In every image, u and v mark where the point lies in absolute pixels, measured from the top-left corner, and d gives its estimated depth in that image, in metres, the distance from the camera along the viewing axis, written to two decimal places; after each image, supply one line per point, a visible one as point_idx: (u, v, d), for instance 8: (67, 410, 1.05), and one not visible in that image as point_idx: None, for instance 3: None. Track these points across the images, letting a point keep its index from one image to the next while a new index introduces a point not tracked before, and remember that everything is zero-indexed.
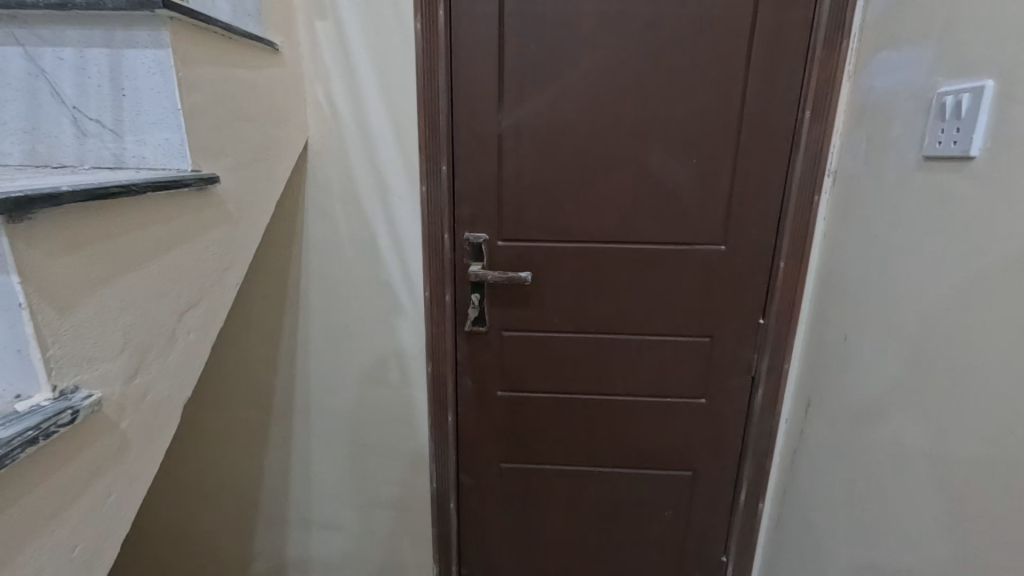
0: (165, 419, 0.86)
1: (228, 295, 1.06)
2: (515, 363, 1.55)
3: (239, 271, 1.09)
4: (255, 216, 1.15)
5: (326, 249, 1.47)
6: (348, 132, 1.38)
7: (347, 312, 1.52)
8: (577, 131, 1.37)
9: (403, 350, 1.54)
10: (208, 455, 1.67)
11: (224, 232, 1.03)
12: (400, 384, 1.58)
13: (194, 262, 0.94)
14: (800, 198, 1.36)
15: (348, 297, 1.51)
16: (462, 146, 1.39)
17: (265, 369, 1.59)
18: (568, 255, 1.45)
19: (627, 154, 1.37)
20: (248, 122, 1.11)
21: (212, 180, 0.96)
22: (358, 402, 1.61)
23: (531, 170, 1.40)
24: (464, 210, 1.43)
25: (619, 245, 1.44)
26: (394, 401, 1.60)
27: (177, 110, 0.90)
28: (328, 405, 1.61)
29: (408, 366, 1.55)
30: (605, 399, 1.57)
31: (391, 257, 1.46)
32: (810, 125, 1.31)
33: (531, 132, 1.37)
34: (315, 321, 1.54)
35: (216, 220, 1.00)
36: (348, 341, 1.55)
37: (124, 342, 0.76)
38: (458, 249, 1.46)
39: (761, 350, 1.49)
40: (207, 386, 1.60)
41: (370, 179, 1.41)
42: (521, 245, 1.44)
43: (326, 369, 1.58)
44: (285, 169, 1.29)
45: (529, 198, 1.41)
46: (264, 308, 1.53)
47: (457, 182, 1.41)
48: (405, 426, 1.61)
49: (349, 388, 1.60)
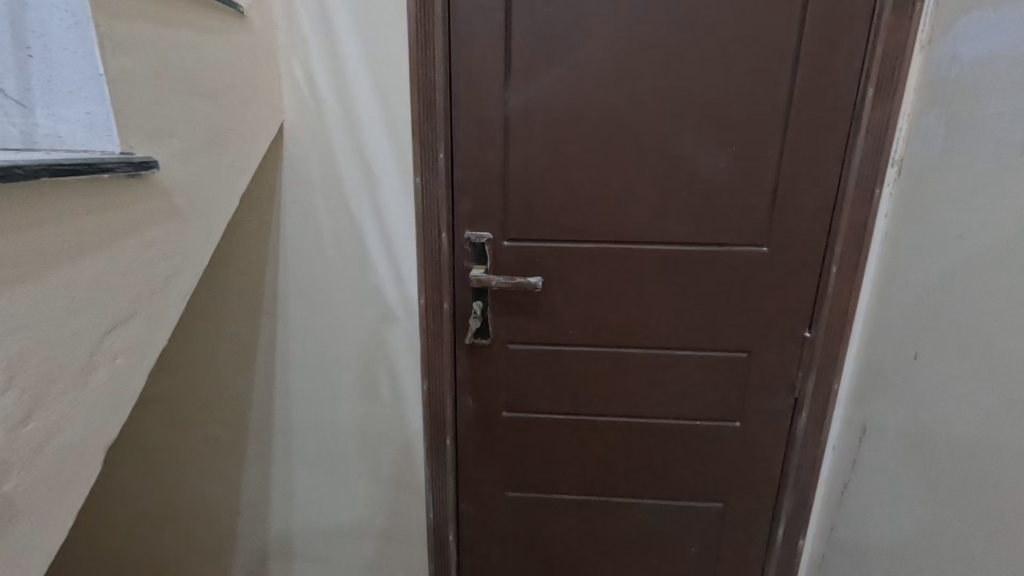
0: (78, 469, 0.67)
1: (176, 307, 0.87)
2: (523, 381, 1.36)
3: (190, 276, 0.90)
4: (213, 211, 0.96)
5: (305, 248, 1.28)
6: (330, 114, 1.19)
7: (331, 320, 1.34)
8: (596, 113, 1.17)
9: (395, 363, 1.35)
10: (178, 477, 1.48)
11: (169, 230, 0.84)
12: (392, 403, 1.39)
13: (127, 267, 0.74)
14: (858, 192, 1.16)
15: (332, 304, 1.32)
16: (462, 132, 1.20)
17: (240, 383, 1.41)
18: (584, 258, 1.25)
19: (654, 141, 1.18)
20: (203, 99, 0.92)
21: (150, 164, 0.77)
22: (345, 422, 1.42)
23: (543, 159, 1.20)
24: (464, 205, 1.24)
25: (643, 246, 1.24)
26: (386, 421, 1.41)
27: (99, 75, 0.71)
28: (311, 425, 1.43)
29: (401, 382, 1.37)
30: (625, 421, 1.38)
31: (381, 259, 1.27)
32: (873, 106, 1.11)
33: (543, 115, 1.18)
34: (295, 330, 1.35)
35: (159, 216, 0.81)
36: (332, 354, 1.36)
37: (10, 378, 0.57)
38: (458, 250, 1.26)
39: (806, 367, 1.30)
40: (175, 400, 1.42)
41: (356, 169, 1.22)
42: (529, 246, 1.25)
43: (309, 385, 1.40)
44: (254, 155, 1.10)
45: (540, 192, 1.22)
46: (238, 315, 1.35)
47: (457, 173, 1.22)
48: (397, 448, 1.43)
49: (334, 407, 1.41)
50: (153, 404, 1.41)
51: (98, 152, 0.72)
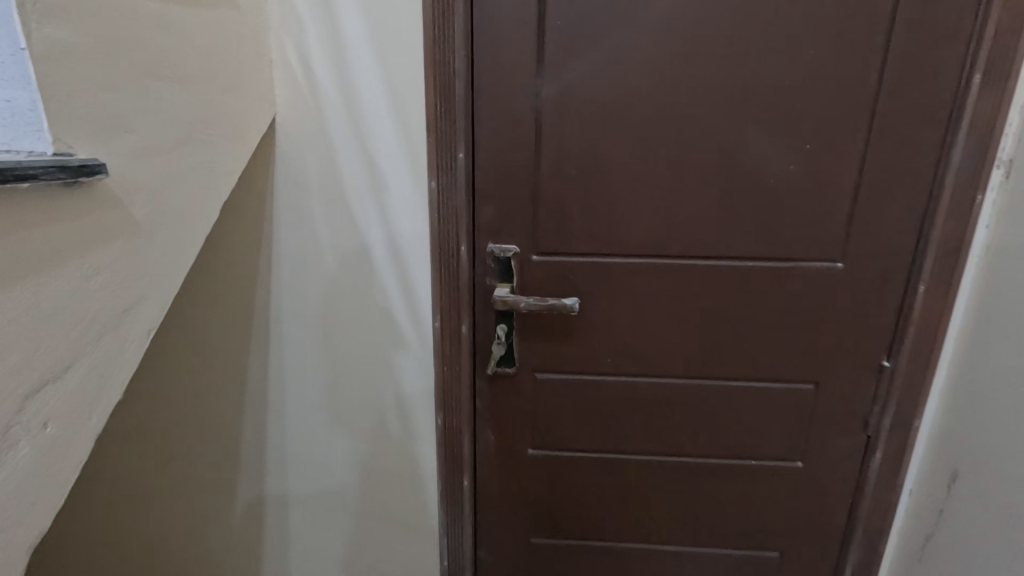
0: None
1: (135, 348, 0.67)
2: (552, 413, 1.19)
3: (155, 304, 0.71)
4: (185, 224, 0.77)
5: (302, 263, 1.11)
6: (329, 106, 1.01)
7: (332, 344, 1.16)
8: (646, 104, 0.99)
9: (406, 393, 1.18)
10: (160, 515, 1.32)
11: (120, 251, 0.64)
12: (401, 439, 1.21)
13: (58, 306, 0.55)
14: (957, 199, 0.97)
15: (333, 326, 1.15)
16: (485, 127, 1.02)
17: (229, 414, 1.23)
18: (626, 274, 1.08)
19: (714, 137, 0.99)
20: (173, 87, 0.74)
21: (95, 170, 0.58)
22: (347, 459, 1.24)
23: (580, 159, 1.02)
24: (487, 213, 1.06)
25: (697, 260, 1.06)
26: (394, 458, 1.23)
27: (19, 48, 0.51)
28: (309, 462, 1.25)
29: (412, 415, 1.19)
30: (668, 459, 1.20)
31: (390, 276, 1.10)
32: (981, 96, 0.92)
33: (581, 107, 1.00)
34: (290, 355, 1.18)
35: (106, 237, 0.61)
36: (334, 384, 1.19)
37: None
38: (480, 264, 1.09)
39: (884, 401, 1.12)
40: (155, 432, 1.25)
41: (361, 171, 1.04)
42: (562, 261, 1.07)
43: (306, 418, 1.22)
44: (240, 155, 0.92)
45: (575, 198, 1.04)
46: (225, 337, 1.18)
47: (479, 176, 1.04)
48: (407, 488, 1.25)
49: (336, 443, 1.23)
50: (131, 436, 1.24)
51: (23, 153, 0.53)
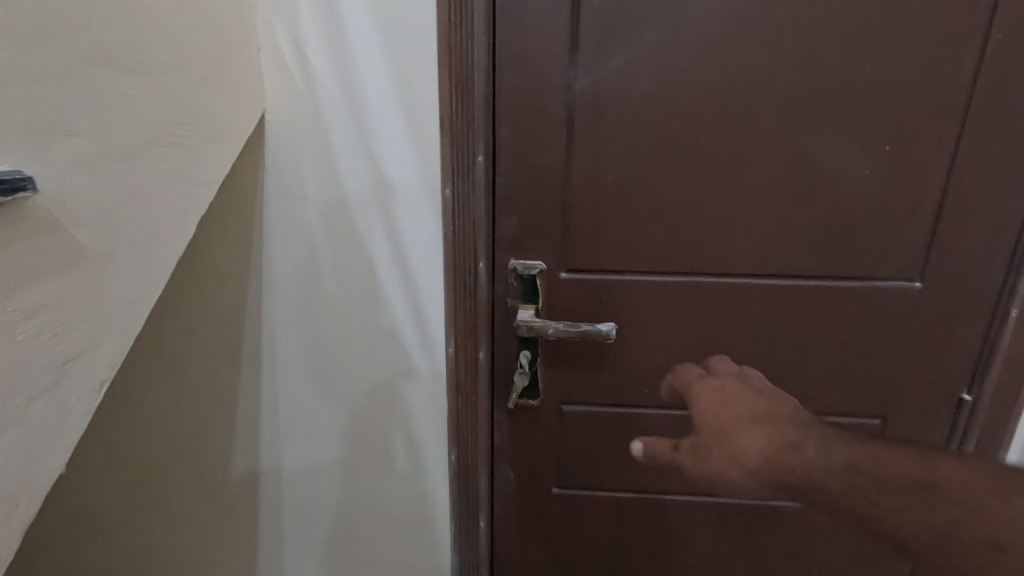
0: None
1: (82, 409, 0.54)
2: (580, 448, 1.06)
3: (113, 349, 0.58)
4: (153, 247, 0.64)
5: (297, 281, 0.97)
6: (327, 101, 0.87)
7: (332, 371, 1.03)
8: (697, 99, 0.85)
9: (415, 426, 1.04)
10: (145, 551, 1.20)
11: (55, 290, 0.50)
12: (410, 476, 1.08)
13: None
14: None
15: (333, 351, 1.01)
16: (508, 125, 0.88)
17: (218, 445, 1.11)
18: (669, 295, 0.94)
19: (775, 138, 0.85)
20: (134, 80, 0.60)
21: (12, 184, 0.45)
22: (349, 497, 1.11)
23: (618, 163, 0.88)
24: (509, 224, 0.92)
25: (751, 279, 0.92)
26: (401, 497, 1.10)
27: None
28: (307, 500, 1.12)
29: (422, 450, 1.06)
30: (710, 499, 1.07)
31: (398, 296, 0.96)
32: None
33: (621, 103, 0.86)
34: (284, 383, 1.04)
35: (36, 272, 0.48)
36: (334, 416, 1.05)
37: None
38: (502, 283, 0.96)
39: (961, 440, 0.98)
40: (136, 464, 1.13)
41: (364, 177, 0.90)
42: (595, 279, 0.94)
43: (303, 452, 1.09)
44: (225, 160, 0.78)
45: (612, 208, 0.90)
46: (213, 361, 1.05)
47: (501, 182, 0.90)
48: (416, 530, 1.12)
49: (337, 479, 1.10)
50: (110, 468, 1.12)
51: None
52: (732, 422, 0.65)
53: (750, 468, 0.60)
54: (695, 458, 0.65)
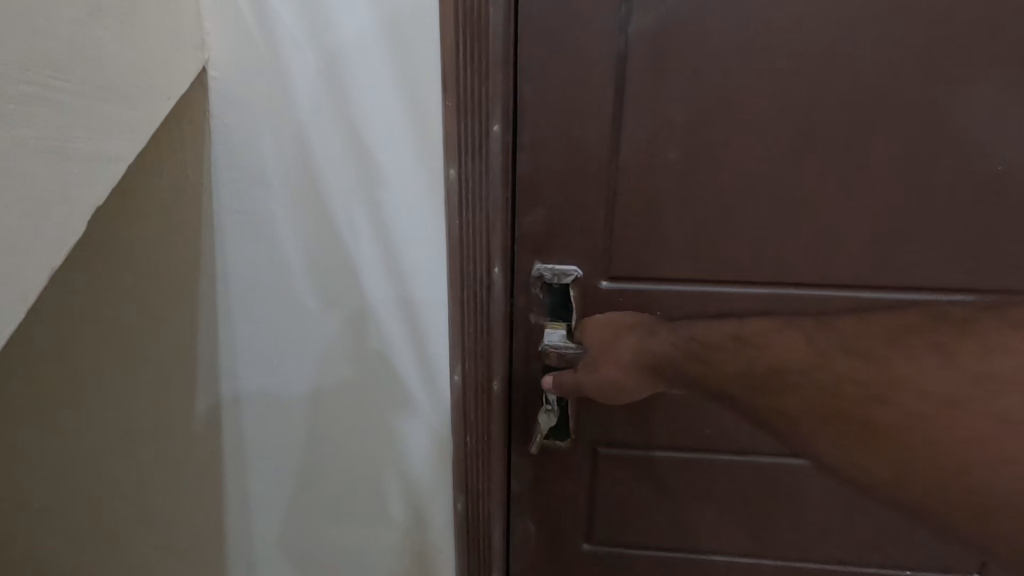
0: None
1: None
2: (615, 496, 0.85)
3: None
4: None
5: (258, 289, 0.75)
6: (289, 46, 0.64)
7: (305, 400, 0.81)
8: (799, 45, 0.61)
9: (411, 472, 0.82)
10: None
11: None
12: (407, 530, 0.86)
13: None
14: None
15: (306, 375, 0.79)
16: (534, 83, 0.65)
17: (167, 494, 0.89)
18: (741, 310, 0.72)
19: (904, 100, 0.62)
20: None
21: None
22: (333, 550, 0.90)
23: (684, 135, 0.65)
24: (534, 217, 0.70)
25: (851, 291, 0.70)
26: (397, 554, 0.88)
27: None
28: (281, 556, 0.91)
29: (421, 501, 0.84)
30: (778, 562, 0.86)
31: (388, 309, 0.73)
32: None
33: (692, 51, 0.62)
34: (248, 417, 0.83)
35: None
36: (312, 456, 0.84)
37: None
38: (524, 294, 0.74)
39: None
40: (72, 514, 0.91)
41: (342, 154, 0.67)
42: (645, 290, 0.72)
43: (273, 499, 0.87)
44: (130, 127, 0.56)
45: (673, 197, 0.68)
46: (152, 392, 0.82)
47: (524, 161, 0.68)
48: None
49: (316, 531, 0.89)
50: (45, 514, 0.92)
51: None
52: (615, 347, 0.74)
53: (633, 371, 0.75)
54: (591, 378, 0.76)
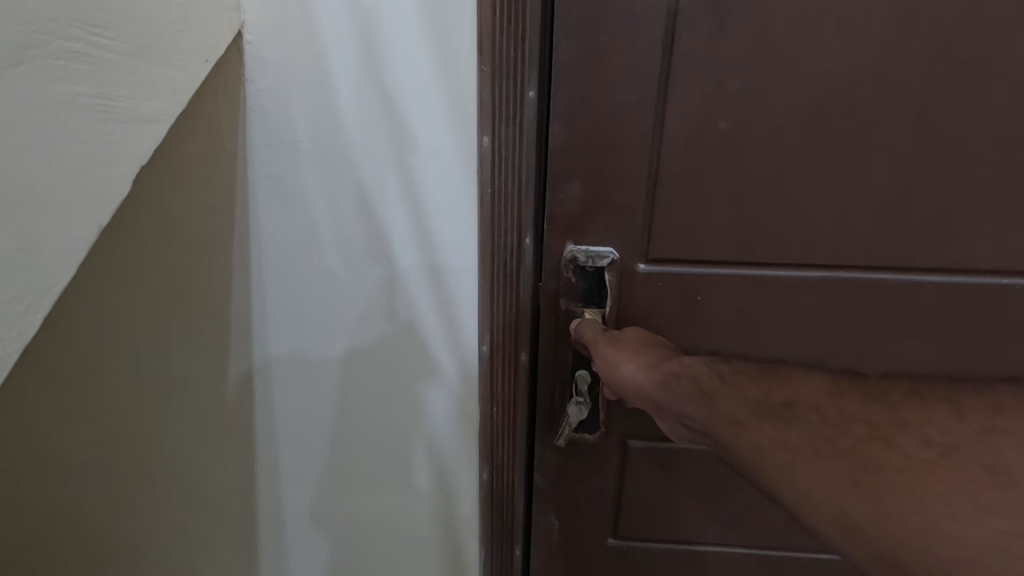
0: None
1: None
2: (642, 490, 0.81)
3: None
4: (45, 214, 0.43)
5: (292, 255, 0.75)
6: (323, 9, 0.62)
7: (334, 364, 0.80)
8: (882, 3, 0.54)
9: (439, 445, 0.82)
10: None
11: None
12: (430, 499, 0.86)
13: None
14: None
15: (336, 341, 0.79)
16: (573, 46, 0.59)
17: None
18: (790, 297, 0.66)
19: (997, 67, 0.55)
20: None
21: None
22: (360, 516, 0.91)
23: (742, 105, 0.59)
24: (567, 192, 0.65)
25: (915, 280, 0.64)
26: (421, 520, 0.89)
27: None
28: (311, 517, 0.93)
29: (447, 471, 0.83)
30: (812, 561, 0.82)
31: (417, 280, 0.72)
32: None
33: (756, 9, 0.55)
34: (281, 380, 0.84)
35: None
36: (340, 422, 0.84)
37: None
38: (555, 279, 0.70)
39: None
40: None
41: (378, 121, 0.66)
42: (685, 273, 0.67)
43: (304, 463, 0.89)
44: (167, 89, 0.56)
45: (723, 175, 0.62)
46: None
47: (559, 132, 0.62)
48: (436, 559, 0.91)
49: (344, 495, 0.90)
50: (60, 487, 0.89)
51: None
52: (636, 342, 0.64)
53: (656, 377, 0.59)
54: (608, 373, 0.65)
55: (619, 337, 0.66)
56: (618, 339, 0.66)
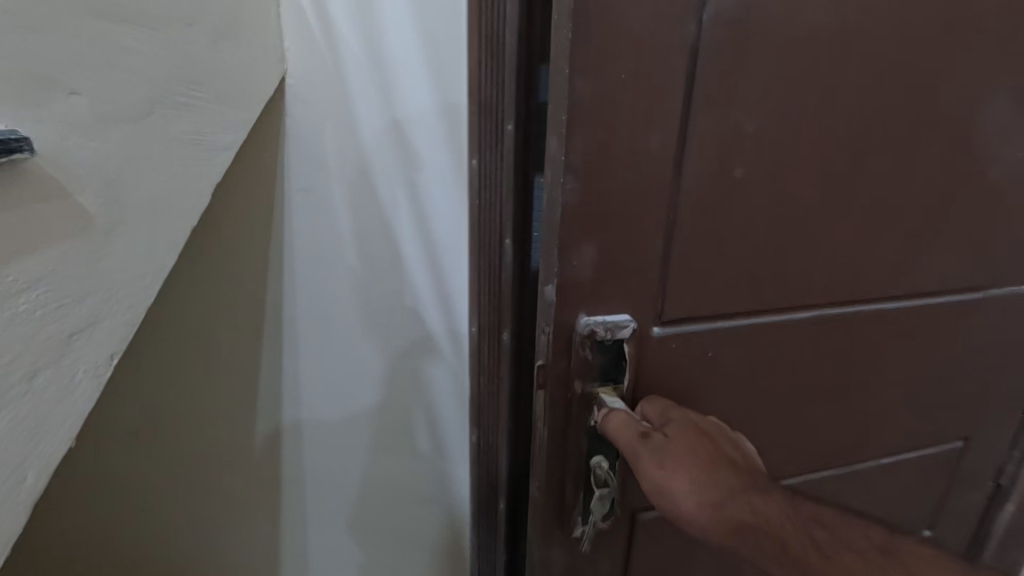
0: None
1: (89, 386, 0.42)
2: (649, 568, 0.74)
3: (121, 322, 0.45)
4: (168, 217, 0.49)
5: (317, 257, 0.80)
6: (348, 58, 0.70)
7: (355, 347, 0.86)
8: (866, 60, 0.56)
9: (437, 417, 0.90)
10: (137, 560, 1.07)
11: (61, 259, 0.38)
12: (428, 459, 0.94)
13: None
14: None
15: (354, 335, 0.85)
16: (588, 83, 0.47)
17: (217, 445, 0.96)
18: (783, 341, 0.65)
19: (946, 122, 0.61)
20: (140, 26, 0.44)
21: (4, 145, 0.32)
22: (368, 487, 0.97)
23: (757, 156, 0.55)
24: (580, 259, 0.54)
25: (878, 314, 0.68)
26: (425, 479, 0.96)
27: None
28: (325, 488, 0.98)
29: (444, 433, 0.91)
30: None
31: (422, 276, 0.81)
32: None
33: (777, 54, 0.51)
34: (296, 363, 0.88)
35: (22, 242, 0.35)
36: (348, 396, 0.90)
37: None
38: (564, 357, 0.58)
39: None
40: (115, 467, 0.96)
41: (389, 138, 0.74)
42: (696, 330, 0.61)
43: (321, 442, 0.94)
44: (238, 124, 0.60)
45: (733, 226, 0.57)
46: (207, 349, 0.88)
47: (566, 184, 0.50)
48: (432, 513, 0.98)
49: (354, 465, 0.95)
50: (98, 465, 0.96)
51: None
52: (689, 462, 0.52)
53: (725, 521, 0.49)
54: (656, 499, 0.53)
55: (668, 455, 0.53)
56: (664, 457, 0.53)
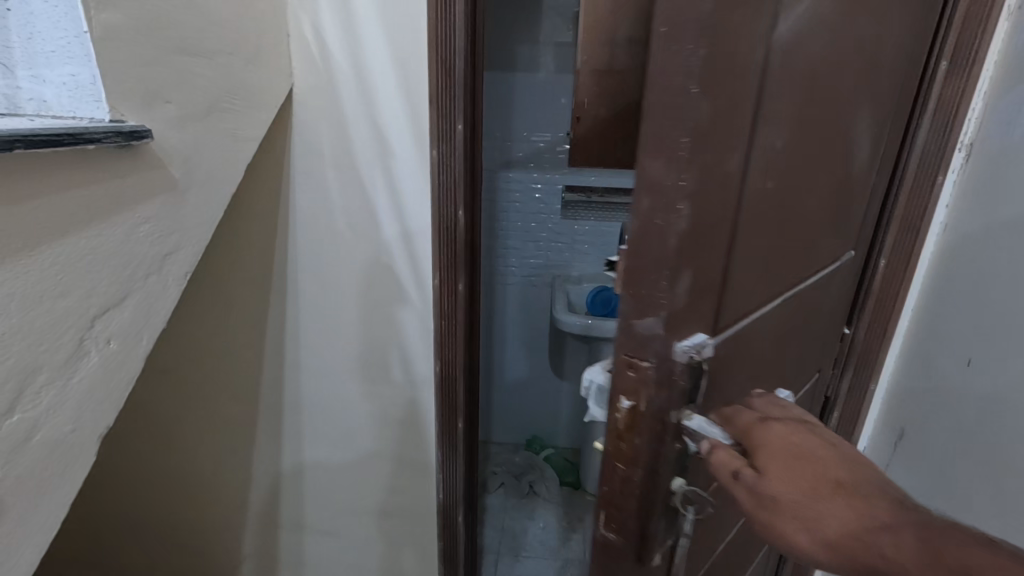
0: (30, 509, 0.39)
1: (173, 293, 0.53)
2: None
3: (192, 249, 0.56)
4: (226, 182, 0.60)
5: (300, 235, 0.81)
6: (341, 72, 0.72)
7: (319, 281, 0.84)
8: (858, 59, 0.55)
9: (411, 353, 0.86)
10: (96, 516, 1.11)
11: (158, 207, 0.49)
12: (403, 388, 0.89)
13: (115, 251, 0.45)
14: None
15: (325, 275, 0.83)
16: (711, 99, 0.35)
17: (209, 424, 0.98)
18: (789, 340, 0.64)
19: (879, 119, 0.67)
20: (203, 51, 0.55)
21: (136, 132, 0.44)
22: (343, 414, 0.93)
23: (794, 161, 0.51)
24: (680, 288, 0.40)
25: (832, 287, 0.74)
26: (394, 405, 0.90)
27: (82, 30, 0.41)
28: (296, 416, 0.94)
29: (418, 361, 0.86)
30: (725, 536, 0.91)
31: (393, 238, 0.79)
32: None
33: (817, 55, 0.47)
34: (258, 312, 0.88)
35: (143, 194, 0.47)
36: (315, 327, 0.87)
37: (8, 405, 0.36)
38: (662, 389, 0.42)
39: None
40: None
41: (374, 143, 0.75)
42: (741, 327, 0.49)
43: (290, 391, 0.93)
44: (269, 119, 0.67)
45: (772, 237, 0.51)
46: (188, 327, 0.89)
47: (684, 214, 0.37)
48: (409, 432, 0.92)
49: (327, 392, 0.91)
50: None
51: (76, 121, 0.42)
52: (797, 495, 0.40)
53: (844, 558, 0.38)
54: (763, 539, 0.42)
55: (776, 498, 0.40)
56: (765, 499, 0.40)
